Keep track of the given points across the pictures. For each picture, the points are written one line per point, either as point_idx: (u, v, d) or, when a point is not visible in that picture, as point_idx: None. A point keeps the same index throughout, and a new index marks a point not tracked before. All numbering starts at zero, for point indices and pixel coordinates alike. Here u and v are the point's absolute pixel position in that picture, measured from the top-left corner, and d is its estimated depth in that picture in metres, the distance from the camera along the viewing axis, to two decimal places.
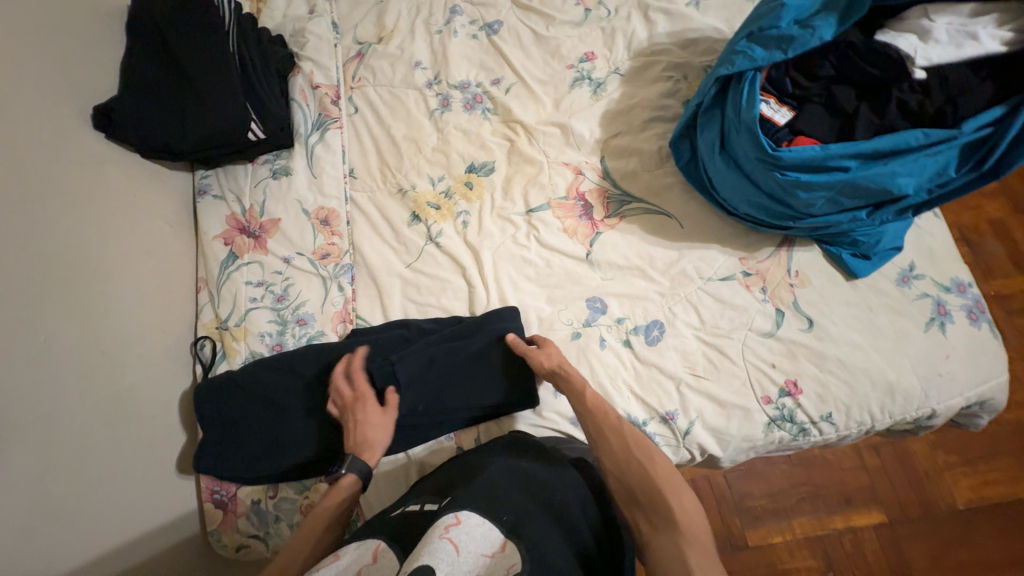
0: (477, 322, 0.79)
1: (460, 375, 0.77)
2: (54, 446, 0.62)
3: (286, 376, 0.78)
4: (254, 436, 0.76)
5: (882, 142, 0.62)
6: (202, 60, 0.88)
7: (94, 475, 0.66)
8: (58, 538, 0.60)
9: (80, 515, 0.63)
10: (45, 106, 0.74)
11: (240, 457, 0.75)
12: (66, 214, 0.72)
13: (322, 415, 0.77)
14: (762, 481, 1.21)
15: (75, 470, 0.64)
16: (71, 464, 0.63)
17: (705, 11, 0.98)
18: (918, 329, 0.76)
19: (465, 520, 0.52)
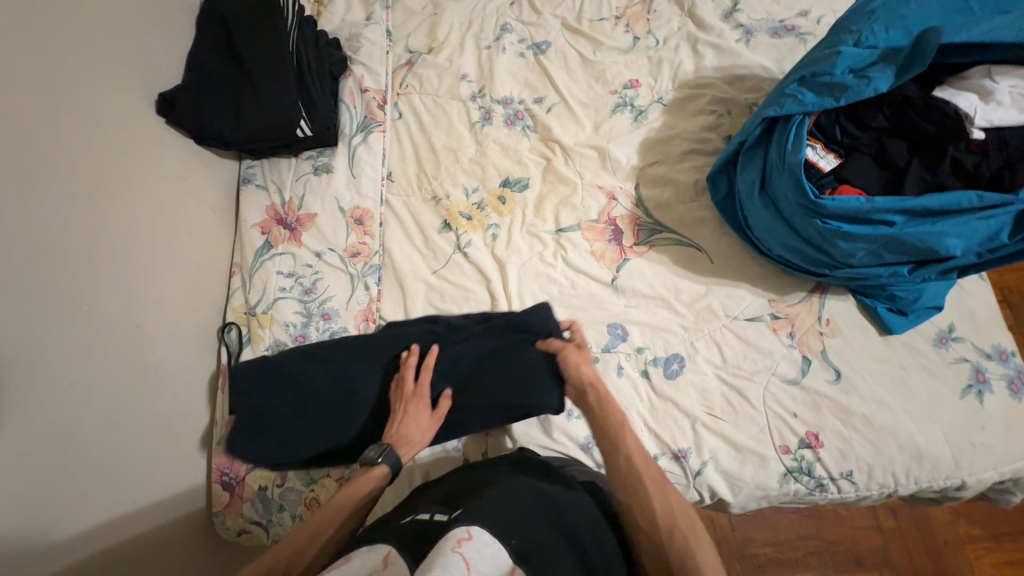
0: (520, 321, 0.77)
1: (487, 374, 0.76)
2: (80, 414, 0.64)
3: (324, 362, 0.76)
4: (286, 419, 0.74)
5: (931, 201, 0.60)
6: (261, 57, 0.92)
7: (112, 447, 0.68)
8: (71, 504, 0.62)
9: (94, 485, 0.65)
10: (113, 89, 0.78)
11: (271, 439, 0.73)
12: (119, 192, 0.75)
13: (351, 406, 0.75)
14: (769, 530, 1.17)
15: (96, 439, 0.66)
16: (93, 434, 0.65)
17: (755, 49, 0.97)
18: (953, 394, 0.73)
19: (476, 536, 0.50)
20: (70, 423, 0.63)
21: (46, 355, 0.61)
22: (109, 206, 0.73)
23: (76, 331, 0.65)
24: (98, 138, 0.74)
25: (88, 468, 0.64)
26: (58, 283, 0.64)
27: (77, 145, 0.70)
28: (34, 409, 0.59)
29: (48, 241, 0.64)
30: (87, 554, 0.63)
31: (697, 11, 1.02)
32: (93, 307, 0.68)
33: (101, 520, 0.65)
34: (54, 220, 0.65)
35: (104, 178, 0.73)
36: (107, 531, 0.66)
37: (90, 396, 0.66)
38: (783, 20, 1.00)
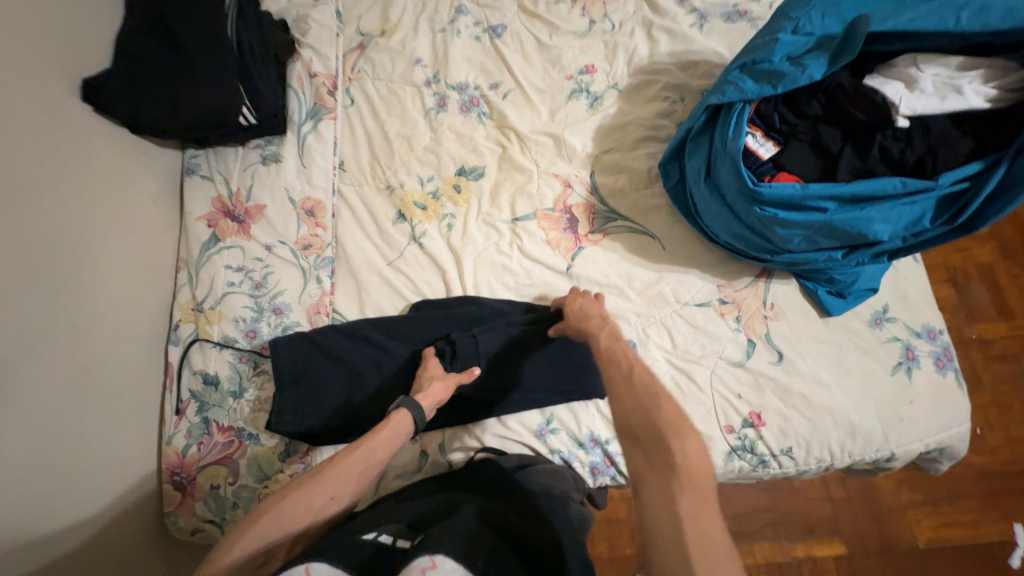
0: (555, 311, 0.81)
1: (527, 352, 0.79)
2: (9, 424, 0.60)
3: (364, 339, 0.79)
4: (320, 390, 0.76)
5: (859, 188, 0.63)
6: (198, 39, 0.87)
7: (49, 456, 0.65)
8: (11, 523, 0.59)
9: (35, 496, 0.62)
10: (33, 72, 0.73)
11: (301, 412, 0.75)
12: (42, 185, 0.70)
13: (373, 382, 0.78)
14: (727, 503, 1.23)
15: (30, 450, 0.62)
16: (26, 444, 0.62)
17: (709, 34, 0.97)
18: (885, 372, 0.77)
19: (440, 564, 0.48)
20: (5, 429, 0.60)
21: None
22: (31, 201, 0.69)
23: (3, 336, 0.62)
24: (18, 126, 0.69)
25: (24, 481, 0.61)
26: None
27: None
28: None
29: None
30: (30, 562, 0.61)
31: None
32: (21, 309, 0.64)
33: (43, 536, 0.62)
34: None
35: (26, 170, 0.69)
36: (51, 543, 0.63)
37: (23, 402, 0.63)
38: (737, 4, 0.99)
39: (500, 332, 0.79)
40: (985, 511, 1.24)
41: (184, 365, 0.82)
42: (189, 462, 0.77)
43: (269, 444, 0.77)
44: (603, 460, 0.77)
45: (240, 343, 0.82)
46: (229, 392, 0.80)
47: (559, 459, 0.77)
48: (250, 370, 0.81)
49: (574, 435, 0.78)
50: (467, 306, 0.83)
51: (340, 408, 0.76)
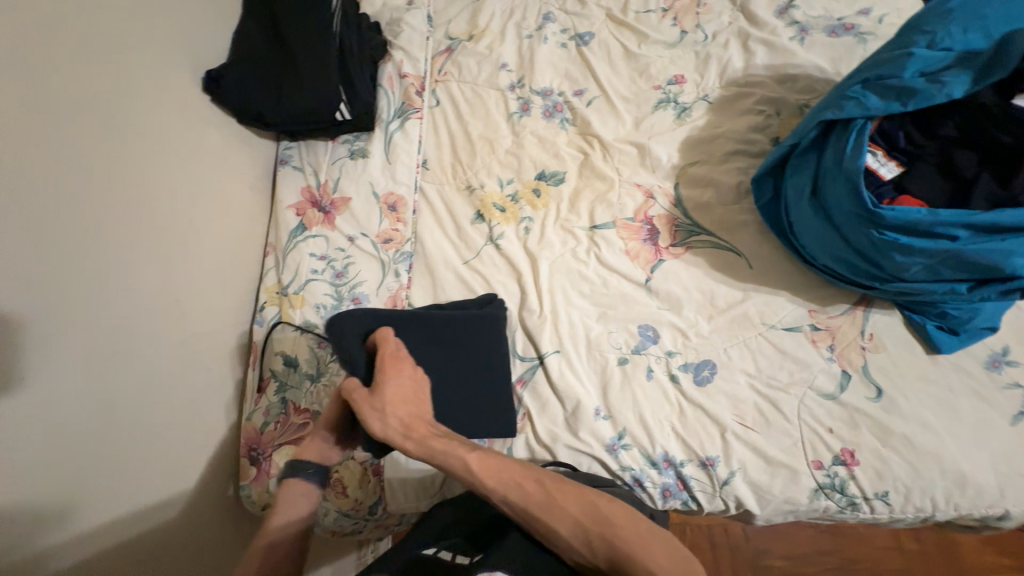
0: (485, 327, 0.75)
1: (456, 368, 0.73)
2: (113, 394, 0.62)
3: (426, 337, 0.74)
4: None
5: (999, 217, 0.59)
6: (305, 40, 0.93)
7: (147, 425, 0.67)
8: (104, 491, 0.60)
9: (132, 465, 0.64)
10: (161, 62, 0.79)
11: None
12: (155, 167, 0.74)
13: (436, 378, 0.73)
14: (783, 540, 1.14)
15: (130, 419, 0.64)
16: (129, 413, 0.64)
17: (810, 48, 0.93)
18: (1004, 421, 0.70)
19: None
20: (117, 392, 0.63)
21: (82, 334, 0.60)
22: (148, 182, 0.72)
23: (112, 308, 0.64)
24: (144, 111, 0.73)
25: (121, 450, 0.63)
26: (94, 262, 0.63)
27: (121, 117, 0.69)
28: (71, 389, 0.57)
29: (84, 217, 0.62)
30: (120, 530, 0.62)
31: (750, 6, 0.98)
32: (132, 283, 0.68)
33: (132, 505, 0.64)
34: (93, 191, 0.64)
35: (142, 153, 0.72)
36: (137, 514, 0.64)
37: (128, 373, 0.65)
38: (842, 18, 0.95)
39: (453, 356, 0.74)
40: None
41: (266, 346, 0.86)
42: (265, 439, 0.80)
43: None
44: (675, 483, 0.74)
45: (320, 329, 0.85)
46: (307, 375, 0.83)
47: (630, 477, 0.74)
48: (328, 356, 0.83)
49: (647, 453, 0.74)
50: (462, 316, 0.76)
51: None
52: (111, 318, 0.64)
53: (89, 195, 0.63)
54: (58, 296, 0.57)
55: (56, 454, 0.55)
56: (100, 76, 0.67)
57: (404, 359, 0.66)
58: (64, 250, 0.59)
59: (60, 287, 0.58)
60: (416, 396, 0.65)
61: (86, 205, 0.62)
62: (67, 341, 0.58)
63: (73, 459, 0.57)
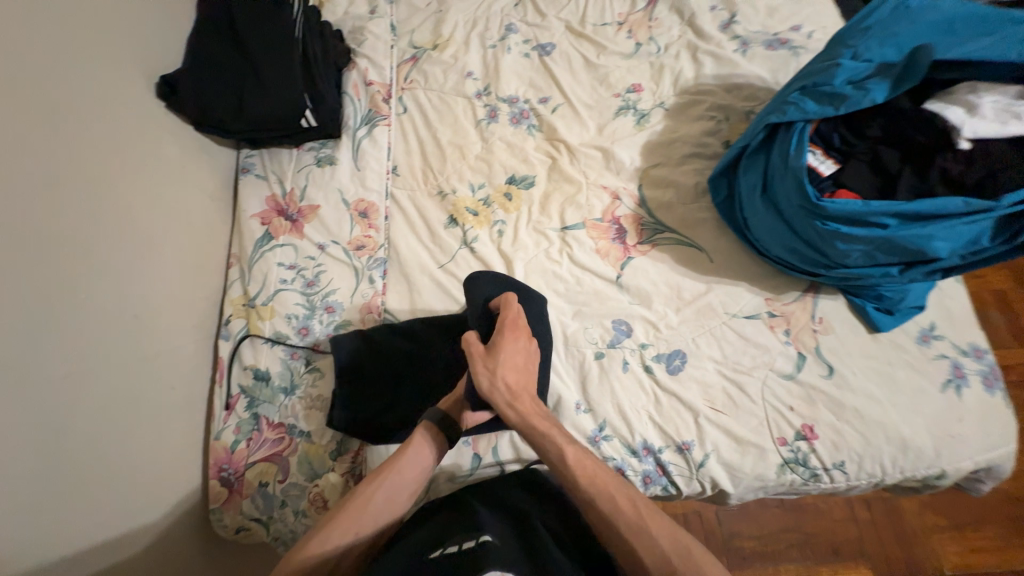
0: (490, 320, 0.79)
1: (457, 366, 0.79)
2: (63, 420, 0.58)
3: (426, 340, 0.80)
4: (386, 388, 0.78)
5: (922, 206, 0.67)
6: (267, 46, 0.91)
7: (102, 453, 0.62)
8: (53, 529, 0.55)
9: (87, 498, 0.59)
10: (109, 66, 0.75)
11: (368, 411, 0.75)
12: (105, 176, 0.70)
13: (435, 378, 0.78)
14: (752, 522, 1.20)
15: (80, 449, 0.59)
16: (79, 442, 0.59)
17: (751, 59, 1.02)
18: (936, 389, 0.78)
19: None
20: (67, 416, 0.58)
21: (24, 358, 0.54)
22: (96, 192, 0.68)
23: (59, 328, 0.59)
24: (92, 116, 0.69)
25: (74, 481, 0.58)
26: (36, 279, 0.58)
27: (66, 123, 0.65)
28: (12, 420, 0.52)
29: (25, 231, 0.57)
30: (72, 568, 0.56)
31: (697, 21, 1.06)
32: (82, 300, 0.63)
33: (86, 542, 0.59)
34: (35, 202, 0.59)
35: (91, 161, 0.68)
36: (90, 551, 0.59)
37: (79, 398, 0.60)
38: (777, 33, 1.04)
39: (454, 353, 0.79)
40: (1015, 541, 1.21)
41: (234, 360, 0.82)
42: (237, 458, 0.76)
43: (321, 442, 0.77)
44: (655, 470, 0.77)
45: (292, 340, 0.82)
46: (280, 388, 0.79)
47: (612, 467, 0.76)
48: (302, 367, 0.81)
49: (627, 443, 0.77)
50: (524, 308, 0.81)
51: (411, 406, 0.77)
52: (58, 339, 0.59)
53: (30, 207, 0.58)
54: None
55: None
56: (42, 79, 0.63)
57: (521, 328, 0.72)
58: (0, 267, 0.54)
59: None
60: (524, 367, 0.71)
61: (25, 218, 0.58)
62: (7, 366, 0.53)
63: (16, 496, 0.52)
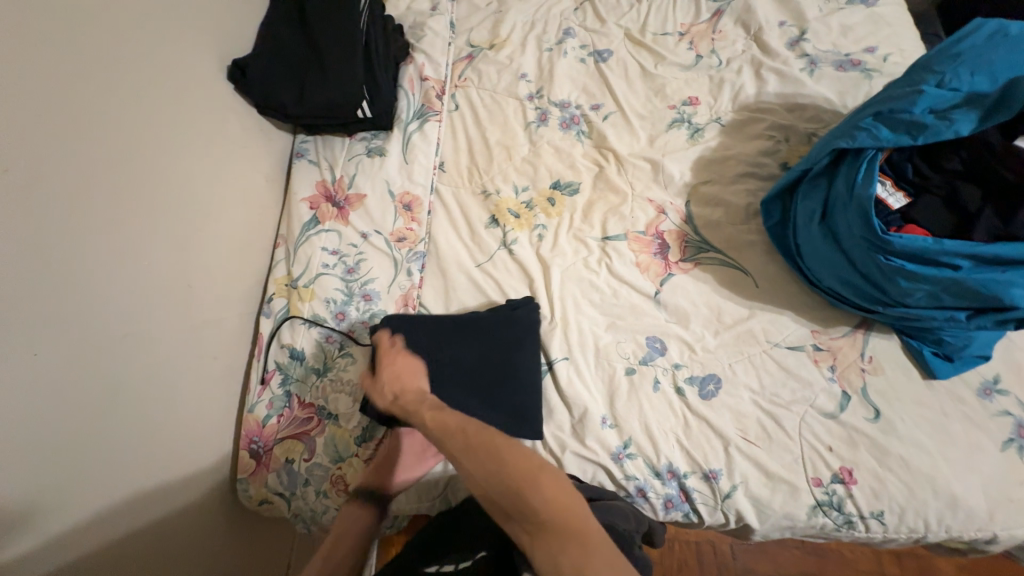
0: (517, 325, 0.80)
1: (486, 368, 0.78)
2: (116, 379, 0.61)
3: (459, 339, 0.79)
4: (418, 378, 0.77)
5: (999, 249, 0.64)
6: (333, 38, 0.94)
7: (147, 415, 0.65)
8: (98, 483, 0.58)
9: (130, 456, 0.62)
10: (187, 48, 0.79)
11: None
12: (172, 151, 0.73)
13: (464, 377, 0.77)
14: (769, 559, 1.15)
15: (130, 409, 0.62)
16: (128, 403, 0.62)
17: (819, 79, 0.97)
18: (995, 447, 0.72)
19: None
20: (120, 376, 0.61)
21: (88, 319, 0.58)
22: (163, 167, 0.71)
23: (121, 294, 0.62)
24: (167, 94, 0.73)
25: (121, 439, 0.61)
26: (106, 245, 0.61)
27: (143, 99, 0.69)
28: (73, 377, 0.55)
29: (99, 198, 0.61)
30: (110, 519, 0.59)
31: (763, 36, 1.02)
32: (143, 268, 0.66)
33: (127, 498, 0.62)
34: (110, 173, 0.63)
35: (161, 136, 0.71)
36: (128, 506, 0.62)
37: (133, 360, 0.64)
38: (850, 53, 0.99)
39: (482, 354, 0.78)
40: None
41: (273, 338, 0.85)
42: (267, 432, 0.79)
43: (347, 426, 0.78)
44: (678, 495, 0.75)
45: (329, 323, 0.84)
46: (313, 370, 0.82)
47: (634, 486, 0.74)
48: (335, 351, 0.83)
49: (651, 464, 0.75)
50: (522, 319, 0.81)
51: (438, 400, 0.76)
52: (119, 304, 0.62)
53: (104, 177, 0.62)
54: (61, 280, 0.55)
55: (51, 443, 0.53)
56: (126, 57, 0.66)
57: (395, 349, 0.73)
58: (75, 232, 0.57)
59: (67, 269, 0.56)
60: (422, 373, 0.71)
61: (101, 185, 0.61)
62: (70, 325, 0.56)
63: (66, 450, 0.54)
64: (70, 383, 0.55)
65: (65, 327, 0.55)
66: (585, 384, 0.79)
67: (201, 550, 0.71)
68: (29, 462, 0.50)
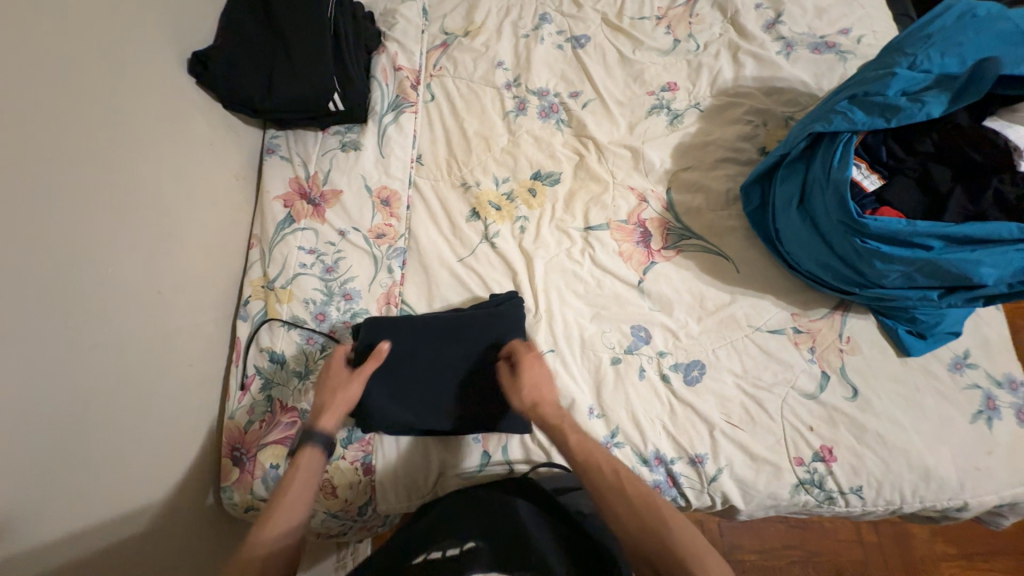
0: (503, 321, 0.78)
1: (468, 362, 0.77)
2: (86, 392, 0.58)
3: (444, 335, 0.77)
4: (402, 371, 0.76)
5: (970, 229, 0.65)
6: (300, 27, 0.91)
7: (121, 428, 0.63)
8: (71, 503, 0.55)
9: (106, 471, 0.60)
10: (143, 40, 0.75)
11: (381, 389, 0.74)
12: (133, 150, 0.69)
13: (447, 375, 0.76)
14: (754, 535, 1.18)
15: (101, 424, 0.60)
16: (99, 417, 0.59)
17: (795, 62, 0.97)
18: (965, 419, 0.75)
19: None
20: (89, 387, 0.59)
21: (49, 332, 0.55)
22: (123, 167, 0.67)
23: (85, 304, 0.59)
24: (124, 90, 0.69)
25: (92, 455, 0.58)
26: (64, 253, 0.58)
27: (96, 95, 0.64)
28: (34, 395, 0.52)
29: (52, 203, 0.57)
30: (87, 537, 0.57)
31: (740, 19, 1.02)
32: (107, 276, 0.63)
33: (105, 516, 0.59)
34: (63, 176, 0.59)
35: (119, 135, 0.67)
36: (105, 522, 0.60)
37: (102, 373, 0.61)
38: (825, 36, 1.00)
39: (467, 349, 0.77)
40: None
41: (251, 342, 0.82)
42: (249, 438, 0.77)
43: None
44: (666, 480, 0.76)
45: (309, 324, 0.82)
46: (295, 372, 0.80)
47: None
48: (317, 353, 0.81)
49: (639, 452, 0.76)
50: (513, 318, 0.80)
51: (420, 395, 0.75)
52: (81, 315, 0.59)
53: (58, 182, 0.58)
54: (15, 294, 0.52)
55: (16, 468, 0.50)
56: (74, 50, 0.62)
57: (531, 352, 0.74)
58: (28, 242, 0.54)
59: (22, 280, 0.53)
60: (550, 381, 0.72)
61: (56, 189, 0.58)
62: (30, 339, 0.53)
63: (33, 470, 0.52)
64: (32, 401, 0.52)
65: (24, 343, 0.52)
66: (571, 376, 0.79)
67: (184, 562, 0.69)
68: None
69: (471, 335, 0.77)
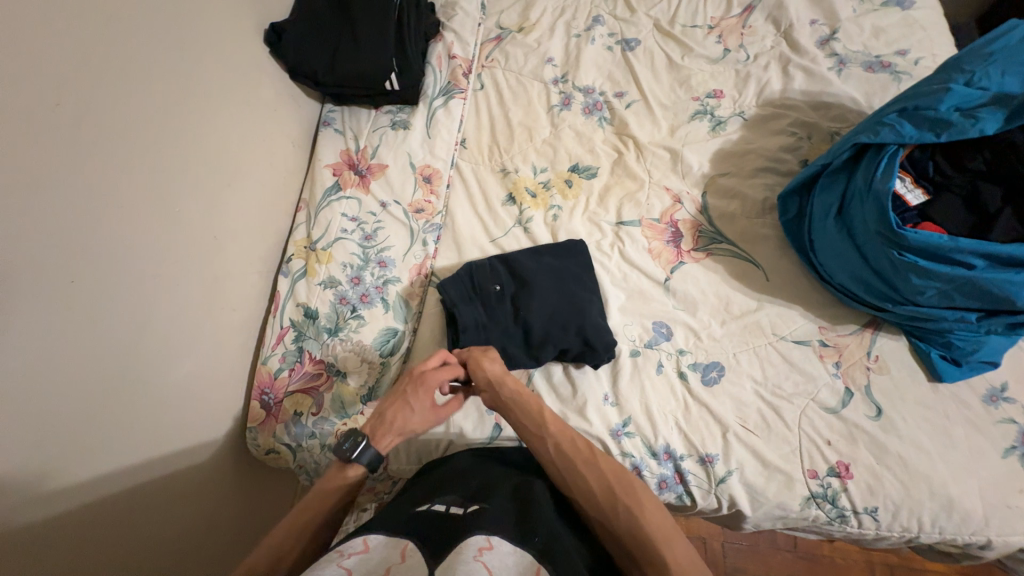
0: (564, 292, 0.82)
1: (542, 312, 0.80)
2: (143, 317, 0.64)
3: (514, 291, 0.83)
4: (493, 310, 0.81)
5: (1010, 250, 0.65)
6: (367, 10, 0.97)
7: (170, 355, 0.68)
8: (123, 411, 0.61)
9: (150, 390, 0.65)
10: (229, 13, 0.83)
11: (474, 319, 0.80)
12: (208, 107, 0.76)
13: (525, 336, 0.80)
14: (759, 561, 1.14)
15: (153, 347, 0.65)
16: (149, 340, 0.65)
17: (846, 79, 0.97)
18: (996, 454, 0.72)
19: (496, 546, 0.50)
20: (145, 312, 0.64)
21: (120, 257, 0.61)
22: (196, 120, 0.74)
23: (149, 235, 0.65)
24: (205, 52, 0.76)
25: (145, 372, 0.64)
26: (141, 188, 0.64)
27: (181, 53, 0.72)
28: (103, 309, 0.58)
29: (139, 141, 0.64)
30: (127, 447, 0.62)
31: (793, 33, 1.02)
32: (174, 215, 0.69)
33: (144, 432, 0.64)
34: (148, 121, 0.65)
35: (198, 90, 0.74)
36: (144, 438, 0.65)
37: (157, 302, 0.66)
38: (880, 55, 0.99)
39: (538, 305, 0.80)
40: None
41: (289, 296, 0.87)
42: (278, 384, 0.82)
43: (355, 385, 0.81)
44: (672, 476, 0.75)
45: (343, 286, 0.86)
46: (325, 328, 0.84)
47: (629, 463, 0.75)
48: (348, 313, 0.84)
49: (649, 444, 0.76)
50: (584, 315, 0.80)
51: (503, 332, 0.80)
52: (147, 247, 0.65)
53: (142, 123, 0.64)
54: (96, 217, 0.58)
55: (81, 370, 0.56)
56: (169, 13, 0.70)
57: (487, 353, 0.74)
58: (112, 173, 0.60)
59: (104, 206, 0.59)
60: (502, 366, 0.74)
61: (139, 129, 0.64)
62: (100, 259, 0.58)
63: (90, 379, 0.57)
64: (101, 313, 0.58)
65: (100, 261, 0.58)
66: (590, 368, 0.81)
67: (201, 496, 0.73)
68: (54, 384, 0.53)
69: (537, 298, 0.81)
